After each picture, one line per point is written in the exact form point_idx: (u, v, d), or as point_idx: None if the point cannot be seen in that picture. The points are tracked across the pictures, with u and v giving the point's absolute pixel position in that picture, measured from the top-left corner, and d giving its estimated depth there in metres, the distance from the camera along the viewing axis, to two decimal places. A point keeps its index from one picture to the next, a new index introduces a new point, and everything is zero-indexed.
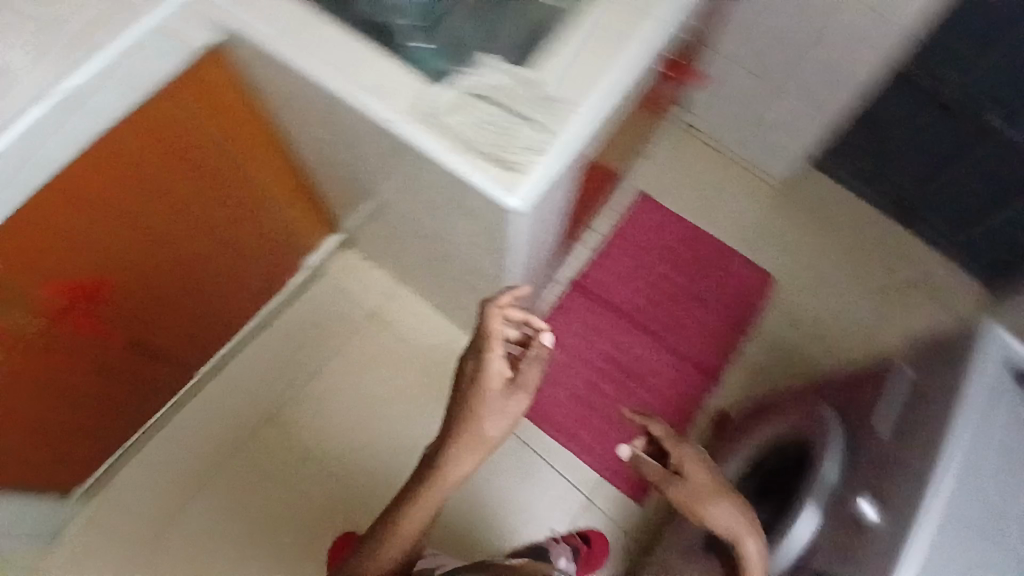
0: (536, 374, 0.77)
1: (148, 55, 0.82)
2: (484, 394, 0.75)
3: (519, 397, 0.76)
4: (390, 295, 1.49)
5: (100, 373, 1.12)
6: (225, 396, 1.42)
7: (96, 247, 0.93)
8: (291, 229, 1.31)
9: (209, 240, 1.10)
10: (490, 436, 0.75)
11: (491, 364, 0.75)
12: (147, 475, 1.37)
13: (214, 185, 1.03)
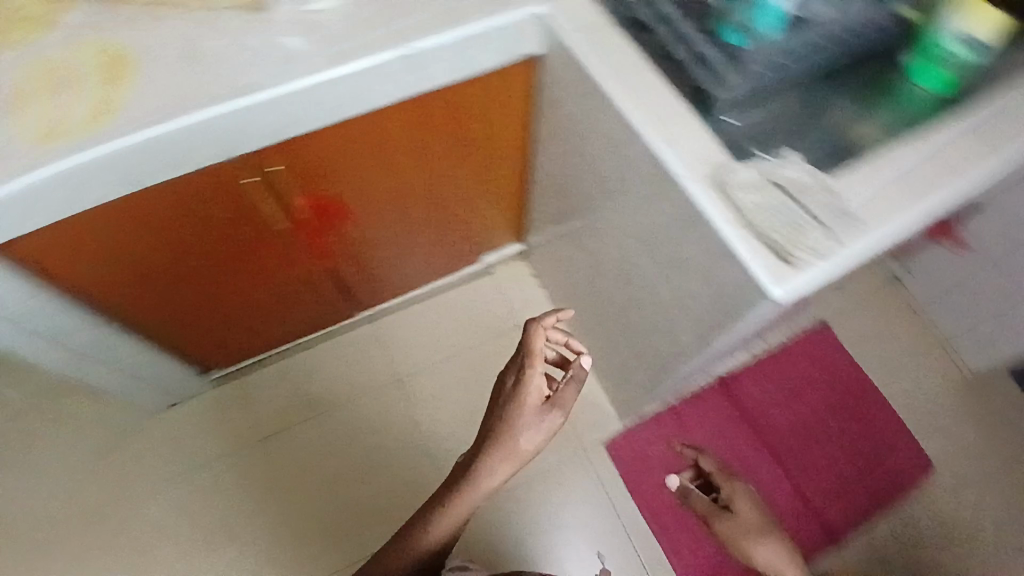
0: (571, 394, 0.82)
1: (482, 46, 0.87)
2: (522, 413, 0.80)
3: (552, 413, 0.81)
4: (542, 316, 1.54)
5: (298, 282, 1.23)
6: (370, 343, 1.51)
7: (360, 178, 1.03)
8: (490, 224, 1.41)
9: (434, 203, 1.21)
10: (524, 449, 0.81)
11: (532, 382, 0.80)
12: (277, 382, 1.47)
13: (466, 160, 1.13)
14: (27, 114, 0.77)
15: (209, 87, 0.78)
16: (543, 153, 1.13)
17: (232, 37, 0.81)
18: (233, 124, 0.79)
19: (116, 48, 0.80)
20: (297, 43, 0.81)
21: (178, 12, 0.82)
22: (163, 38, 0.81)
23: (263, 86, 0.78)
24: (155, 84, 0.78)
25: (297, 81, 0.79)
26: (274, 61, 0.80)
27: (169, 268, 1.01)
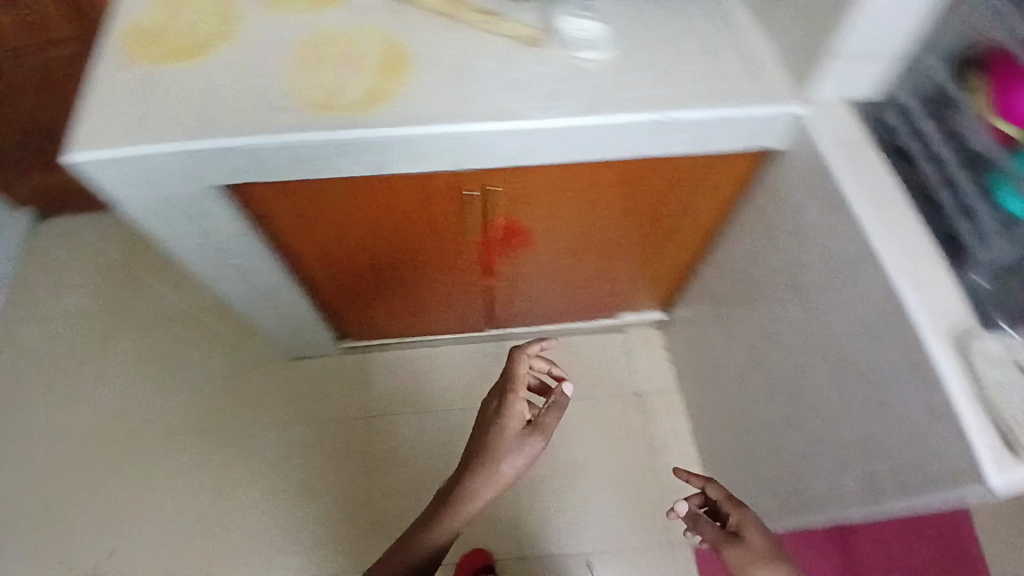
0: (552, 420, 0.89)
1: (733, 129, 0.86)
2: (504, 440, 0.87)
3: (534, 437, 0.87)
4: (660, 388, 1.54)
5: (456, 288, 1.27)
6: (491, 361, 1.52)
7: (558, 215, 1.06)
8: (647, 289, 1.42)
9: (607, 253, 1.23)
10: (507, 472, 0.86)
11: (513, 407, 0.87)
12: (393, 369, 1.50)
13: (655, 224, 1.14)
14: (306, 81, 0.80)
15: (478, 103, 0.81)
16: (733, 243, 1.13)
17: (509, 61, 0.84)
18: (486, 140, 0.81)
19: (397, 42, 0.84)
20: (566, 84, 0.83)
21: (463, 25, 0.86)
22: (444, 45, 0.84)
23: (528, 115, 0.80)
24: (430, 87, 0.81)
25: (561, 119, 0.80)
26: (543, 94, 0.82)
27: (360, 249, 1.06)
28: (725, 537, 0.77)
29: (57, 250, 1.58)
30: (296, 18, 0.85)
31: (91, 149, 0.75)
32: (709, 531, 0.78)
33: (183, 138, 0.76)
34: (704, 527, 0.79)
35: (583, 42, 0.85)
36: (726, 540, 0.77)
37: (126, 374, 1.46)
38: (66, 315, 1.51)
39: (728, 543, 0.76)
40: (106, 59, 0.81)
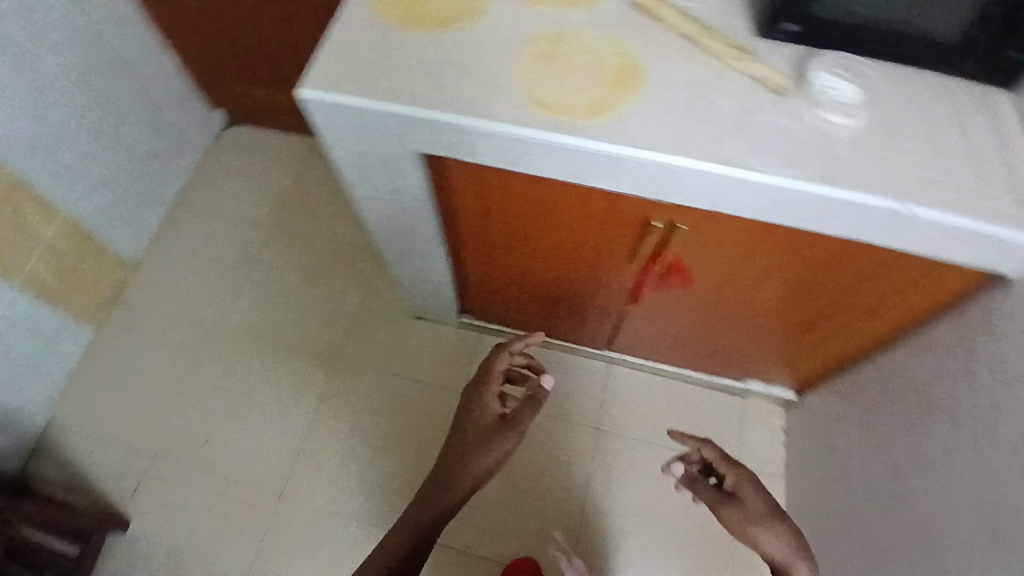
0: (526, 414, 0.96)
1: (969, 241, 0.75)
2: (475, 433, 0.93)
3: (510, 432, 0.93)
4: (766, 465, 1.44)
5: (591, 306, 1.23)
6: (594, 379, 1.52)
7: (728, 268, 0.99)
8: (791, 365, 1.31)
9: (759, 319, 1.14)
10: (483, 463, 0.91)
11: (487, 402, 0.96)
12: None
13: (825, 306, 1.04)
14: (535, 76, 0.79)
15: (702, 141, 0.76)
16: (912, 355, 1.00)
17: (745, 105, 0.78)
18: (697, 178, 0.76)
19: (632, 59, 0.80)
20: (801, 144, 0.76)
21: (706, 57, 0.80)
22: (681, 72, 0.79)
23: (752, 166, 0.74)
24: (656, 112, 0.77)
25: (784, 179, 0.74)
26: (773, 148, 0.75)
27: (516, 243, 1.05)
28: (720, 500, 0.89)
29: (238, 154, 1.47)
30: (538, 12, 0.84)
31: (323, 90, 0.77)
32: (709, 496, 0.90)
33: (401, 104, 0.76)
34: (702, 488, 0.90)
35: (832, 104, 0.77)
36: (724, 503, 0.89)
37: (260, 302, 1.31)
38: (222, 222, 1.39)
39: (725, 504, 0.89)
40: (352, 8, 0.83)
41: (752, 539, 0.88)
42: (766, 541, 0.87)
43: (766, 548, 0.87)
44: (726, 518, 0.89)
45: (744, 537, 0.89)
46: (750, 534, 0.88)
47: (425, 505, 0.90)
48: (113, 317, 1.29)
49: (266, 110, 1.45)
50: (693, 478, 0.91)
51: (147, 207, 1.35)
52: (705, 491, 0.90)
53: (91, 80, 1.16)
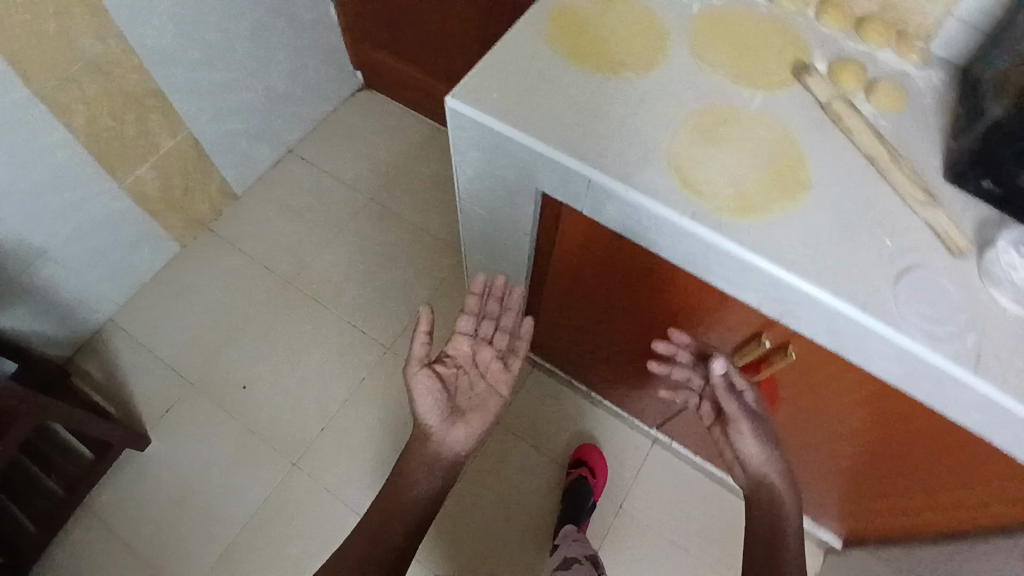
0: (497, 362, 0.92)
1: None
2: (446, 374, 0.87)
3: (473, 377, 0.90)
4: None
5: (649, 381, 1.13)
6: (632, 453, 1.33)
7: (818, 407, 0.89)
8: (850, 517, 1.16)
9: (826, 456, 1.01)
10: (446, 425, 0.85)
11: (458, 342, 0.90)
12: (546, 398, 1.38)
13: (909, 477, 0.90)
14: (689, 153, 0.72)
15: (849, 280, 0.66)
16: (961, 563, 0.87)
17: (910, 257, 0.68)
18: (826, 315, 0.67)
19: (799, 164, 0.72)
20: (960, 316, 0.66)
21: (883, 187, 0.71)
22: (847, 198, 0.71)
23: (899, 326, 0.64)
24: (807, 232, 0.69)
25: (932, 353, 0.64)
26: (930, 313, 0.65)
27: (597, 297, 0.97)
28: (725, 395, 0.87)
29: (361, 120, 1.46)
30: (712, 82, 0.77)
31: (466, 102, 0.73)
32: (707, 408, 0.95)
33: (539, 140, 0.71)
34: (703, 399, 0.95)
35: (1009, 288, 0.67)
36: (717, 413, 0.93)
37: (335, 268, 1.29)
38: (324, 179, 1.38)
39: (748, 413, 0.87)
40: (521, 27, 0.80)
41: (728, 452, 0.91)
42: (744, 451, 0.88)
43: (745, 462, 0.88)
44: (716, 432, 0.94)
45: (724, 450, 0.93)
46: (733, 454, 0.90)
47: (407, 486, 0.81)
48: (197, 242, 1.30)
49: (402, 86, 1.44)
50: (686, 383, 0.96)
51: (264, 147, 1.36)
52: (705, 404, 0.95)
53: (253, 13, 1.18)
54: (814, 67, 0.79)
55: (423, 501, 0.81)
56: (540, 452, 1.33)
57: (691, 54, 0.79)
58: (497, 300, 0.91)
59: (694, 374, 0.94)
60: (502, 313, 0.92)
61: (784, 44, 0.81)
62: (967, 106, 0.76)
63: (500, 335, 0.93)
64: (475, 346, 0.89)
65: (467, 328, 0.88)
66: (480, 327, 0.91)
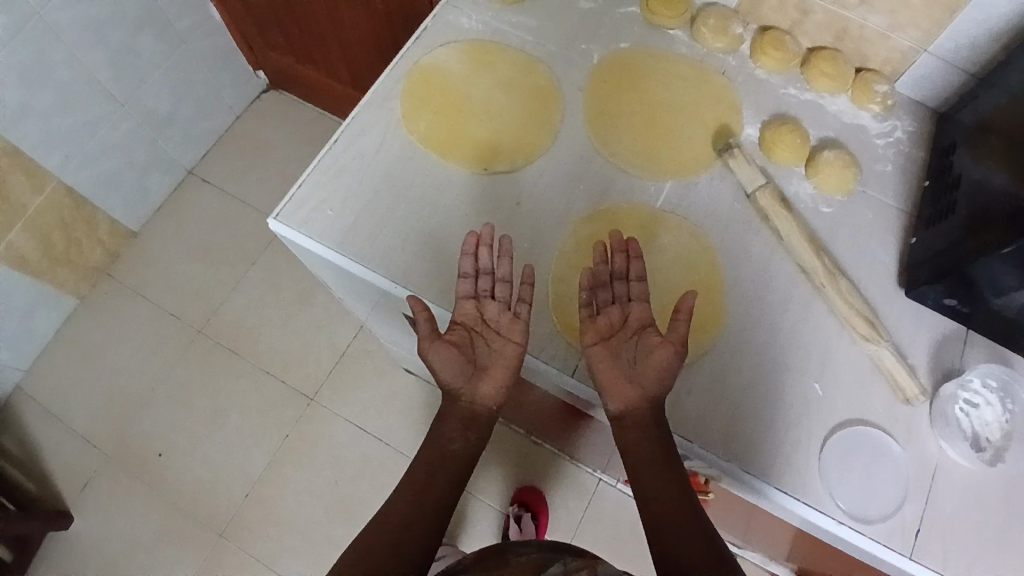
0: (506, 316, 0.54)
1: None
2: (459, 339, 0.54)
3: (487, 339, 0.55)
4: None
5: (577, 449, 1.01)
6: (576, 495, 1.11)
7: (754, 517, 0.74)
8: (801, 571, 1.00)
9: (765, 542, 0.89)
10: (467, 394, 0.55)
11: (458, 306, 0.55)
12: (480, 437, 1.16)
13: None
14: (570, 276, 0.58)
15: (762, 444, 0.54)
16: None
17: (843, 410, 0.55)
18: (735, 485, 0.55)
19: (712, 285, 0.58)
20: (902, 482, 0.54)
21: (813, 313, 0.58)
22: (767, 331, 0.57)
23: (821, 505, 0.53)
24: (715, 379, 0.55)
25: (864, 538, 0.52)
26: (863, 484, 0.53)
27: None
28: (647, 324, 0.53)
29: (269, 129, 1.29)
30: (606, 169, 0.62)
31: (298, 227, 0.59)
32: (615, 316, 0.53)
33: (386, 275, 0.58)
34: (612, 308, 0.54)
35: (966, 442, 0.54)
36: (623, 331, 0.53)
37: (247, 311, 1.18)
38: (230, 205, 1.24)
39: (671, 335, 0.51)
40: (373, 99, 0.64)
41: (609, 382, 0.52)
42: (648, 371, 0.51)
43: (648, 392, 0.51)
44: (609, 349, 0.52)
45: (604, 377, 0.52)
46: (628, 379, 0.51)
47: (441, 446, 0.55)
48: (98, 293, 1.19)
49: (309, 89, 1.26)
50: (611, 282, 0.55)
51: (156, 175, 1.21)
52: (614, 313, 0.54)
53: (110, 35, 1.00)
54: (740, 137, 0.63)
55: (457, 467, 0.55)
56: (478, 509, 1.09)
57: (582, 128, 0.63)
58: (489, 253, 0.55)
59: (630, 281, 0.54)
60: (499, 261, 0.55)
61: (706, 101, 0.64)
62: (936, 177, 0.60)
63: (504, 282, 0.56)
64: (481, 306, 0.54)
65: (463, 284, 0.54)
66: (476, 283, 0.55)
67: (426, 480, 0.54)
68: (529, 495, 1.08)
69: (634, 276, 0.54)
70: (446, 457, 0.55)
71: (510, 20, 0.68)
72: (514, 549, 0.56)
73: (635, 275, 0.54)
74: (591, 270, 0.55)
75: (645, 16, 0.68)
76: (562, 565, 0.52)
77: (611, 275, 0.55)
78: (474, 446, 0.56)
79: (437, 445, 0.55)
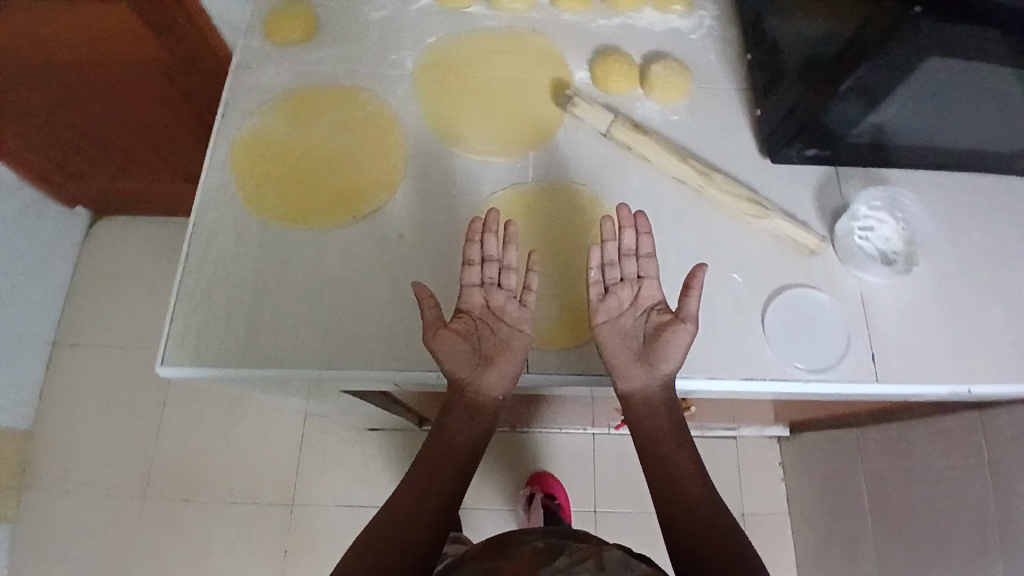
0: (513, 304, 0.54)
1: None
2: (465, 328, 0.53)
3: (494, 328, 0.54)
4: (771, 513, 1.15)
5: (561, 419, 1.02)
6: (580, 459, 1.12)
7: (738, 406, 0.77)
8: (792, 422, 1.08)
9: (755, 416, 0.94)
10: (471, 384, 0.53)
11: (465, 295, 0.54)
12: None
13: (832, 409, 0.83)
14: (550, 271, 0.58)
15: (717, 346, 0.57)
16: (902, 464, 0.84)
17: (767, 282, 0.59)
18: (708, 391, 0.58)
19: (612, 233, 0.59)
20: (841, 323, 0.58)
21: (704, 214, 0.60)
22: (678, 248, 0.59)
23: (784, 373, 0.56)
24: None
25: (829, 382, 0.56)
26: (810, 339, 0.57)
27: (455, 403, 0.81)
28: (657, 303, 0.54)
29: (116, 260, 1.17)
30: (470, 167, 0.61)
31: (190, 363, 0.54)
32: (627, 295, 0.53)
33: (308, 367, 0.55)
34: (621, 286, 0.54)
35: (878, 262, 0.60)
36: (632, 310, 0.53)
37: (187, 450, 1.08)
38: (116, 355, 1.12)
39: (685, 320, 0.52)
40: (205, 200, 0.60)
41: (623, 363, 0.52)
42: (660, 349, 0.52)
43: (660, 373, 0.52)
44: (617, 327, 0.53)
45: (615, 355, 0.52)
46: (640, 359, 0.52)
47: (445, 441, 0.53)
48: (22, 519, 1.04)
49: (139, 204, 1.16)
50: (619, 259, 0.54)
51: (26, 362, 1.06)
52: (624, 292, 0.54)
53: None
54: (575, 84, 0.64)
55: (461, 464, 0.52)
56: (500, 520, 1.08)
57: (432, 138, 0.62)
58: (494, 240, 0.54)
59: (638, 256, 0.54)
60: (504, 249, 0.55)
61: (533, 64, 0.65)
62: (756, 49, 0.64)
63: (509, 269, 0.55)
64: (488, 294, 0.54)
65: (472, 271, 0.53)
66: (482, 271, 0.54)
67: (430, 478, 0.51)
68: (540, 480, 1.07)
69: (642, 251, 0.54)
70: (452, 451, 0.52)
71: (311, 58, 0.66)
72: (520, 536, 0.51)
73: (644, 250, 0.54)
74: (600, 246, 0.54)
75: (438, 4, 0.67)
76: (569, 560, 0.47)
77: (619, 250, 0.54)
78: (479, 441, 0.53)
79: (443, 440, 0.52)
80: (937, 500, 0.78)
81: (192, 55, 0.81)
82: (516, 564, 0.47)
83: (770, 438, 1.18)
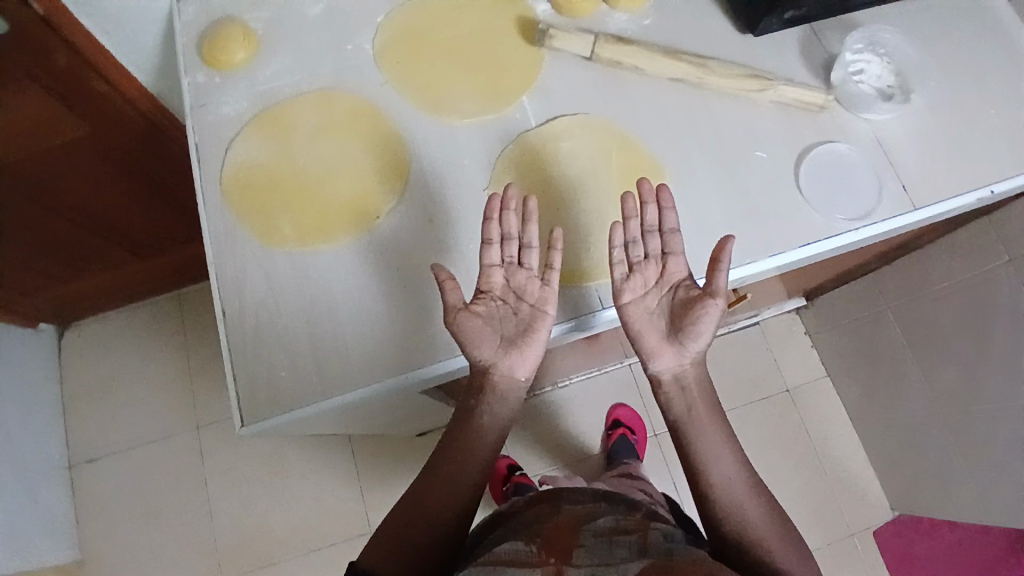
0: (534, 283, 0.51)
1: None
2: (488, 310, 0.51)
3: (519, 310, 0.51)
4: (809, 382, 1.17)
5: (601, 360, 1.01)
6: (628, 393, 1.12)
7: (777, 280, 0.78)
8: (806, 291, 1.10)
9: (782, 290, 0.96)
10: (496, 368, 0.50)
11: (485, 274, 0.52)
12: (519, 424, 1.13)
13: (843, 262, 0.86)
14: (566, 224, 0.56)
15: (765, 227, 0.57)
16: (924, 291, 0.87)
17: (789, 150, 0.60)
18: (770, 271, 0.58)
19: (632, 151, 0.59)
20: (869, 165, 0.59)
21: (710, 104, 0.61)
22: (699, 143, 0.59)
23: (837, 229, 0.57)
24: (691, 213, 0.57)
25: (878, 223, 0.57)
26: (844, 190, 0.58)
27: None
28: (684, 279, 0.52)
29: (98, 361, 1.10)
30: (470, 131, 0.59)
31: (275, 411, 0.52)
32: (652, 274, 0.52)
33: (390, 376, 0.52)
34: (646, 265, 0.53)
35: (879, 97, 0.62)
36: (656, 286, 0.52)
37: (244, 520, 1.03)
38: (136, 454, 1.06)
39: (713, 303, 0.50)
40: (217, 249, 0.56)
41: (652, 342, 0.51)
42: (685, 324, 0.50)
43: (689, 351, 0.51)
44: (642, 304, 0.52)
45: (643, 333, 0.51)
46: (667, 331, 0.51)
47: (475, 429, 0.50)
48: None
49: (103, 301, 1.08)
50: (642, 238, 0.53)
51: (47, 492, 0.99)
52: (649, 268, 0.52)
53: None
54: (540, 18, 0.63)
55: (489, 450, 0.50)
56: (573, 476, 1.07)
57: (423, 113, 0.60)
58: (513, 218, 0.52)
59: (662, 232, 0.53)
60: (524, 227, 0.52)
61: (491, 12, 0.63)
62: None
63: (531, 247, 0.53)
64: (509, 273, 0.52)
65: (492, 250, 0.51)
66: (502, 249, 0.52)
67: (457, 462, 0.49)
68: (618, 414, 1.05)
69: (666, 226, 0.53)
70: (482, 434, 0.50)
71: (265, 75, 0.62)
72: (567, 492, 0.49)
73: (669, 226, 0.53)
74: (622, 222, 0.53)
75: None
76: (615, 521, 0.44)
77: (642, 225, 0.53)
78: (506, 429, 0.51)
79: (469, 420, 0.50)
80: (964, 307, 0.82)
81: (114, 118, 0.75)
82: (559, 520, 0.44)
83: (792, 313, 1.20)
